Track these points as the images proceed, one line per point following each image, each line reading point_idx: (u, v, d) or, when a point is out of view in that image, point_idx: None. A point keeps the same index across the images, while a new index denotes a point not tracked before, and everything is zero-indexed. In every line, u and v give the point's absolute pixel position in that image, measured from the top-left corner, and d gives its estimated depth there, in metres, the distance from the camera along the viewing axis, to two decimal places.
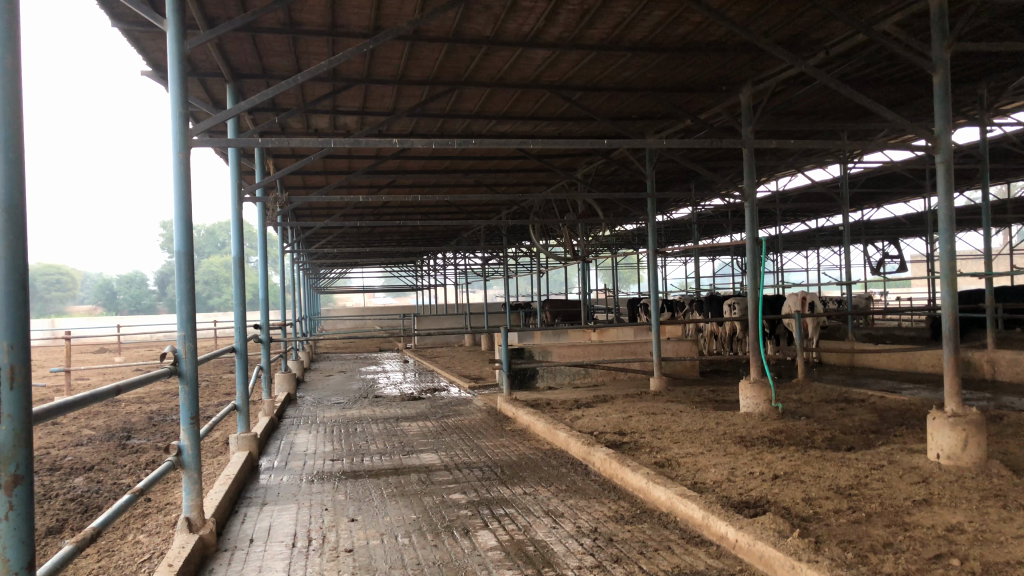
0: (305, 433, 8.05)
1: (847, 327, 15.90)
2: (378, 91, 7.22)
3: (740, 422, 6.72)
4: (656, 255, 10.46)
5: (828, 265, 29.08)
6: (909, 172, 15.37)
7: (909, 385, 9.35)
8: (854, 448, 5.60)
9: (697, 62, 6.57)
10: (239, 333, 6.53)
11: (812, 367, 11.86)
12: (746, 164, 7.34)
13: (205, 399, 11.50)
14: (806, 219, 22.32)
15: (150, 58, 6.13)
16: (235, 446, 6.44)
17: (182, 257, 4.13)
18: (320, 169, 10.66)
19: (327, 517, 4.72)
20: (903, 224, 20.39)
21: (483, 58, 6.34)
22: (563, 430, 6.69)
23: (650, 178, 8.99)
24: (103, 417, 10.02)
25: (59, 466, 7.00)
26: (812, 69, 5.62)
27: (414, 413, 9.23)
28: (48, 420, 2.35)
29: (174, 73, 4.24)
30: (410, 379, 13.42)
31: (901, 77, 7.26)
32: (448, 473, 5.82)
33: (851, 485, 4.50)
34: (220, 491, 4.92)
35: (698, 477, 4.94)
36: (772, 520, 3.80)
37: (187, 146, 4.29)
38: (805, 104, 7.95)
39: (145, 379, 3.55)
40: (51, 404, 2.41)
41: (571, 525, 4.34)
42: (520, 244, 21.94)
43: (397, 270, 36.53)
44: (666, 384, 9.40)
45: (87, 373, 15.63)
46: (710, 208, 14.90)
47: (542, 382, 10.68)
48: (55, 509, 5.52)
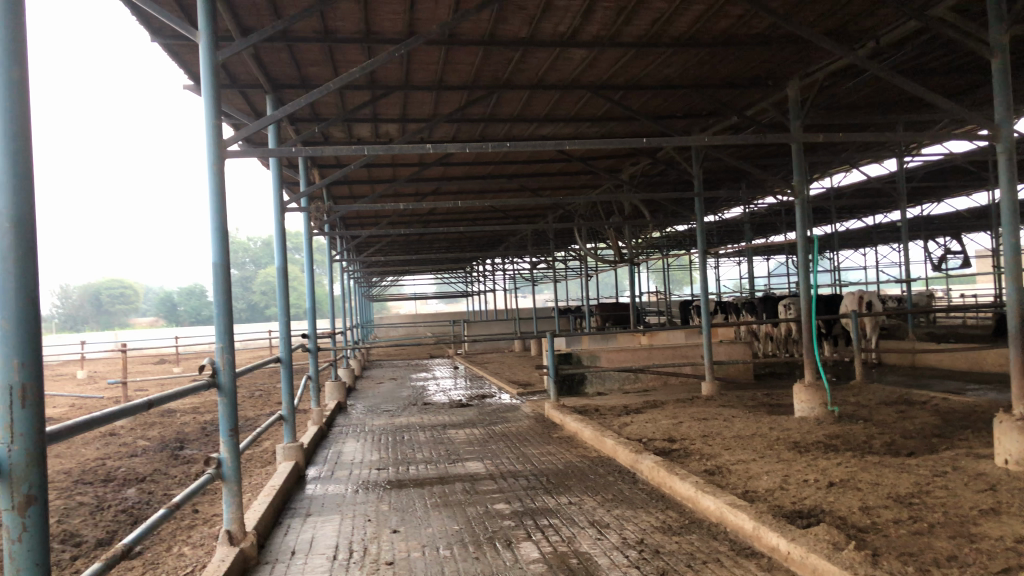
0: (353, 442, 8.05)
1: (909, 326, 15.39)
2: (417, 97, 7.20)
3: (795, 427, 6.50)
4: (706, 255, 10.15)
5: (888, 264, 28.30)
6: (970, 164, 14.82)
7: (975, 386, 8.97)
8: (915, 453, 5.36)
9: (741, 57, 6.39)
10: (284, 343, 6.54)
11: (871, 369, 11.49)
12: (795, 161, 7.11)
13: (258, 408, 11.63)
14: (863, 216, 21.73)
15: (191, 72, 6.21)
16: (282, 456, 6.45)
17: (218, 269, 4.13)
18: (366, 177, 10.71)
19: (369, 528, 4.67)
20: (965, 219, 19.71)
21: (520, 60, 6.26)
22: (611, 436, 6.56)
23: (697, 178, 8.80)
24: (158, 427, 10.21)
25: (113, 477, 7.12)
26: (861, 59, 5.40)
27: (462, 420, 9.16)
28: (68, 437, 2.33)
29: (207, 84, 4.25)
30: (459, 386, 13.38)
31: (958, 63, 6.96)
32: (493, 482, 5.73)
33: (912, 493, 4.28)
34: (264, 503, 4.91)
35: (749, 486, 4.76)
36: (826, 530, 3.63)
37: (221, 156, 4.30)
38: (857, 97, 7.69)
39: (182, 392, 3.54)
40: (71, 421, 2.38)
41: (617, 536, 4.21)
42: (568, 249, 21.83)
43: (447, 277, 36.67)
44: (717, 388, 9.19)
45: (147, 384, 16.00)
46: (761, 207, 14.59)
47: (591, 388, 10.56)
48: (106, 520, 5.59)
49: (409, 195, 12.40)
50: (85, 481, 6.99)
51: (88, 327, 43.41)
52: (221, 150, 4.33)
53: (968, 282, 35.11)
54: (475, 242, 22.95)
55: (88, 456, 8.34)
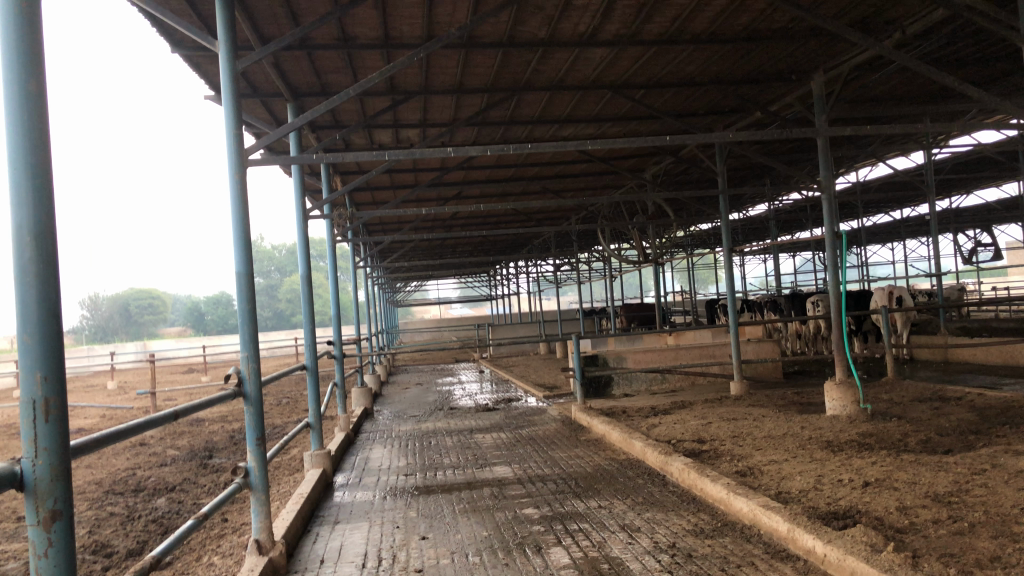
0: (380, 448, 8.04)
1: (940, 321, 15.15)
2: (437, 102, 7.18)
3: (827, 426, 6.38)
4: (732, 253, 10.04)
5: (917, 257, 27.89)
6: (999, 155, 14.55)
7: (1010, 381, 8.78)
8: (952, 451, 5.23)
9: (764, 52, 6.30)
10: (309, 351, 6.54)
11: (903, 365, 11.31)
12: (821, 156, 6.99)
13: (285, 416, 11.67)
14: (890, 210, 21.43)
15: (212, 83, 6.23)
16: (309, 464, 6.44)
17: (242, 278, 4.11)
18: (388, 182, 10.71)
19: (398, 536, 4.64)
20: (995, 210, 19.35)
21: (540, 61, 6.22)
22: (639, 439, 6.49)
23: (722, 176, 8.69)
24: (187, 436, 10.27)
25: (143, 487, 7.16)
26: (888, 49, 5.30)
27: (488, 424, 9.12)
28: (96, 450, 2.31)
29: (228, 94, 4.24)
30: (485, 390, 13.34)
31: (987, 52, 6.83)
32: (521, 486, 5.68)
33: (951, 492, 4.17)
34: (292, 511, 4.90)
35: (783, 486, 4.67)
36: (863, 532, 3.54)
37: (243, 166, 4.29)
38: (883, 89, 7.56)
39: (209, 401, 3.53)
40: (99, 434, 2.37)
41: (648, 540, 4.15)
42: (591, 250, 21.74)
43: (471, 281, 36.71)
44: (746, 388, 9.09)
45: (176, 394, 16.14)
46: (786, 204, 14.44)
47: (618, 389, 10.47)
48: (137, 531, 5.62)
49: (431, 199, 12.39)
50: (116, 492, 7.04)
51: (117, 338, 43.97)
52: (243, 159, 4.31)
53: (999, 275, 34.50)
54: (499, 245, 22.94)
55: (119, 466, 8.40)
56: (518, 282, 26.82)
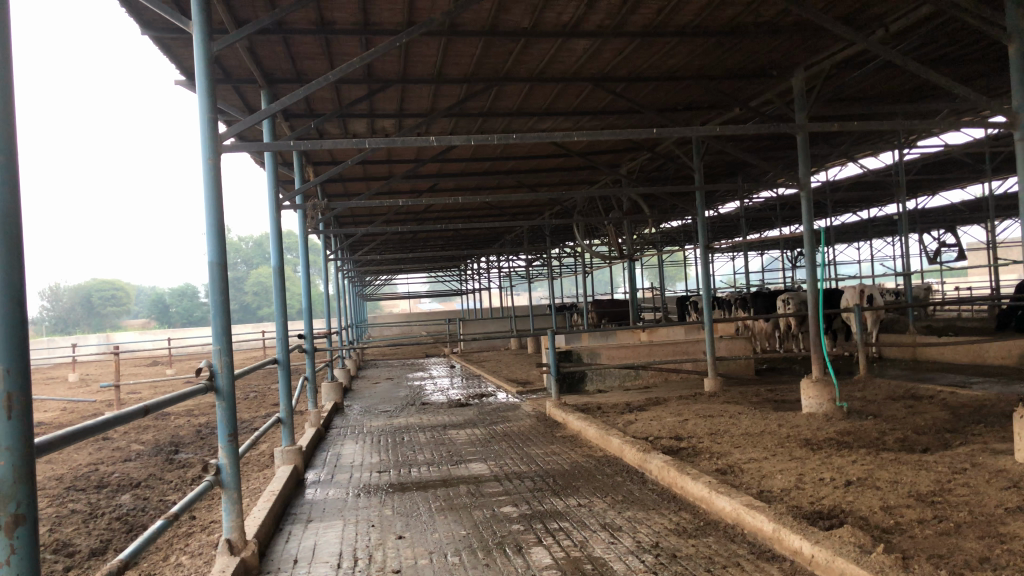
0: (352, 444, 7.89)
1: (907, 320, 15.32)
2: (415, 90, 7.04)
3: (804, 424, 6.38)
4: (707, 250, 10.01)
5: (882, 257, 28.27)
6: (967, 156, 14.73)
7: (978, 379, 8.85)
8: (929, 449, 5.24)
9: (747, 46, 6.26)
10: (281, 344, 6.37)
11: (872, 363, 11.40)
12: (801, 154, 6.96)
13: (253, 410, 11.45)
14: (858, 210, 21.65)
15: (183, 67, 6.04)
16: (280, 460, 6.28)
17: (215, 268, 3.95)
18: (361, 173, 10.54)
19: (373, 535, 4.52)
20: (960, 211, 19.64)
21: (521, 52, 6.12)
22: (616, 435, 6.42)
23: (699, 173, 8.65)
24: (152, 431, 10.02)
25: (106, 483, 6.96)
26: (873, 44, 5.28)
27: (461, 420, 9.01)
28: (57, 449, 2.17)
29: (201, 77, 4.07)
30: (456, 386, 13.23)
31: (966, 51, 6.86)
32: (498, 484, 5.59)
33: (934, 492, 4.15)
34: (264, 509, 4.75)
35: (764, 485, 4.63)
36: (851, 533, 3.50)
37: (217, 152, 4.12)
38: (861, 86, 7.58)
39: (180, 396, 3.38)
40: (60, 433, 2.23)
41: (631, 540, 4.07)
42: (563, 245, 21.72)
43: (441, 276, 36.49)
44: (720, 385, 9.09)
45: (140, 387, 15.79)
46: (758, 201, 14.50)
47: (591, 385, 10.41)
48: (100, 529, 5.43)
49: (404, 191, 12.22)
50: (78, 488, 6.82)
51: (78, 330, 43.17)
52: (217, 144, 4.15)
53: (959, 276, 35.09)
54: (471, 239, 22.79)
55: (81, 461, 8.17)
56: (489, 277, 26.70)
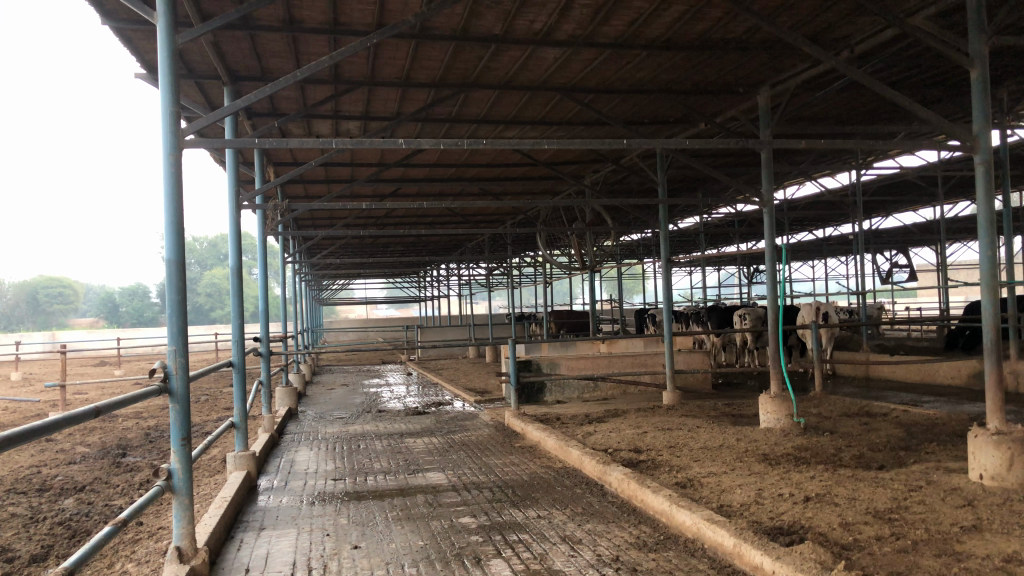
0: (306, 450, 7.74)
1: (860, 338, 15.59)
2: (382, 93, 6.96)
3: (762, 438, 6.41)
4: (668, 264, 10.05)
5: (836, 276, 28.78)
6: (921, 179, 15.06)
7: (930, 398, 8.99)
8: (885, 466, 5.30)
9: (716, 62, 6.31)
10: (237, 346, 6.22)
11: (826, 381, 11.55)
12: (764, 170, 7.02)
13: (204, 414, 11.19)
14: (815, 228, 22.02)
15: (144, 59, 5.88)
16: (232, 466, 6.12)
17: (173, 266, 3.83)
18: (323, 175, 10.39)
19: (328, 544, 4.42)
20: (913, 232, 20.09)
21: (492, 58, 6.09)
22: (575, 447, 6.40)
23: (663, 186, 8.69)
24: (98, 433, 9.73)
25: (48, 486, 6.71)
26: (839, 64, 5.36)
27: (419, 428, 8.91)
28: None
29: (164, 70, 3.93)
30: (413, 393, 13.11)
31: (926, 75, 7.00)
32: (456, 494, 5.51)
33: (891, 509, 4.19)
34: (215, 516, 4.62)
35: (724, 499, 4.63)
36: (812, 549, 3.50)
37: (178, 147, 3.99)
38: (825, 106, 7.69)
39: (131, 398, 3.25)
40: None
41: (591, 553, 4.03)
42: (524, 254, 21.74)
43: (399, 282, 36.21)
44: (678, 398, 9.13)
45: (87, 387, 15.36)
46: (717, 217, 14.65)
47: (550, 396, 10.38)
48: (42, 533, 5.23)
49: (367, 195, 12.11)
50: (18, 491, 6.57)
51: (23, 327, 42.01)
52: (179, 139, 4.03)
53: (909, 296, 35.86)
54: (431, 246, 22.66)
55: (23, 463, 7.89)
56: (448, 285, 26.59)
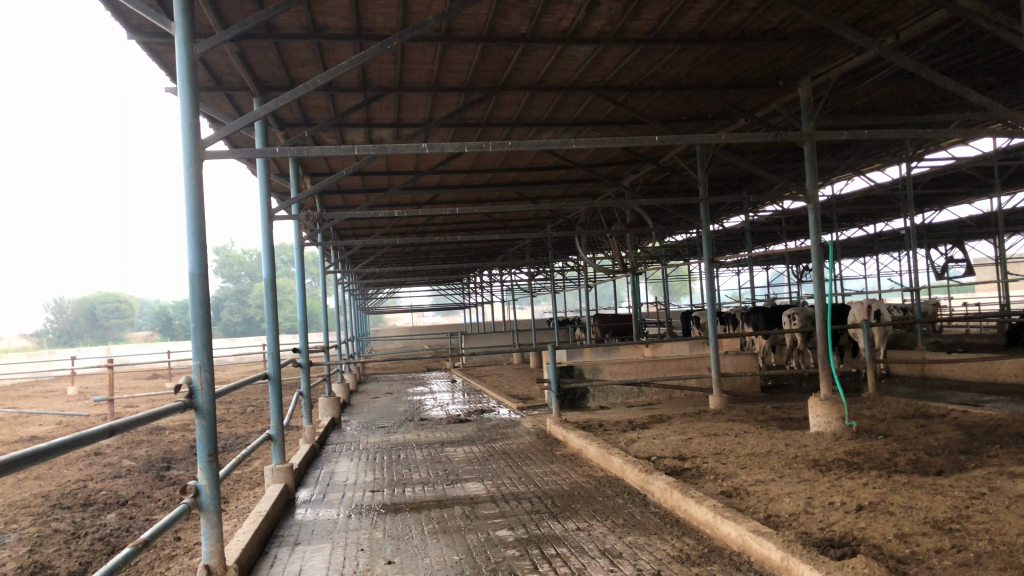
0: (347, 461, 7.69)
1: (915, 336, 15.10)
2: (412, 99, 6.89)
3: (812, 443, 6.17)
4: (712, 265, 9.78)
5: (888, 273, 28.04)
6: (975, 170, 14.53)
7: (991, 398, 8.58)
8: (944, 472, 5.03)
9: (752, 55, 6.11)
10: (272, 358, 6.18)
11: (881, 381, 11.18)
12: (807, 164, 6.76)
13: (249, 426, 11.22)
14: (864, 224, 21.47)
15: (174, 72, 5.90)
16: (270, 479, 6.08)
17: (196, 280, 3.78)
18: (360, 184, 10.40)
19: (362, 559, 4.32)
20: (967, 226, 19.43)
21: (520, 59, 5.97)
22: (617, 455, 6.22)
23: (703, 184, 8.46)
24: (145, 446, 9.81)
25: (92, 501, 6.75)
26: (884, 50, 5.12)
27: (460, 436, 8.80)
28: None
29: (183, 80, 3.89)
30: (457, 400, 13.03)
31: (978, 59, 6.69)
32: (495, 505, 5.38)
33: (951, 519, 3.94)
34: (249, 531, 4.56)
35: (771, 509, 4.41)
36: (864, 563, 3.30)
37: (199, 157, 3.94)
38: (870, 97, 7.42)
39: (152, 415, 3.19)
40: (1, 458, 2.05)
41: (631, 567, 3.87)
42: (567, 259, 21.56)
43: (443, 289, 36.37)
44: (725, 402, 8.88)
45: (138, 402, 15.60)
46: (763, 215, 14.32)
47: (593, 401, 10.19)
48: (82, 550, 5.23)
49: (404, 203, 12.08)
50: (64, 506, 6.63)
51: (82, 342, 43.25)
52: (200, 149, 3.98)
53: (965, 292, 34.76)
54: (474, 253, 22.62)
55: (70, 477, 7.98)
56: (491, 291, 26.51)
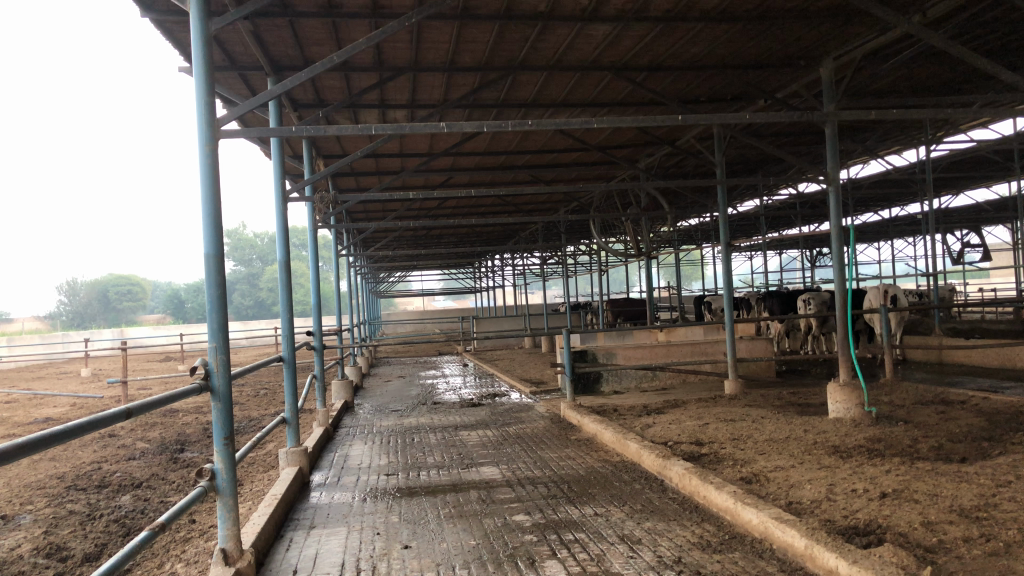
0: (360, 444, 7.65)
1: (931, 322, 14.96)
2: (427, 80, 6.81)
3: (831, 429, 6.09)
4: (728, 249, 9.66)
5: (902, 258, 27.82)
6: (994, 153, 14.34)
7: (1010, 385, 8.47)
8: (967, 459, 4.96)
9: (774, 34, 5.99)
10: (286, 341, 6.13)
11: (897, 367, 11.08)
12: (828, 147, 6.65)
13: (261, 409, 11.21)
14: (880, 209, 21.26)
15: (187, 51, 5.83)
16: (284, 462, 6.05)
17: (212, 261, 3.72)
18: (373, 166, 10.31)
19: (378, 543, 4.28)
20: (984, 211, 19.24)
21: (538, 38, 5.88)
22: (633, 440, 6.16)
23: (721, 167, 8.35)
24: (159, 429, 9.82)
25: (107, 483, 6.75)
26: (912, 26, 5.00)
27: (474, 420, 8.76)
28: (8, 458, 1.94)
29: (198, 59, 3.82)
30: (468, 384, 12.99)
31: (1005, 38, 6.55)
32: (510, 490, 5.34)
33: (978, 507, 3.87)
34: (265, 514, 4.53)
35: (792, 496, 4.35)
36: (892, 551, 3.23)
37: (214, 137, 3.87)
38: (893, 77, 7.28)
39: (168, 397, 3.14)
40: (17, 442, 2.00)
41: (651, 554, 3.81)
42: (579, 243, 21.46)
43: (455, 272, 36.39)
44: (740, 387, 8.81)
45: (151, 384, 15.66)
46: (778, 199, 14.17)
47: (607, 386, 10.13)
48: (98, 531, 5.22)
49: (417, 184, 12.00)
50: (78, 488, 6.62)
51: (94, 324, 43.47)
52: (215, 130, 3.91)
53: (979, 278, 34.51)
54: (486, 236, 22.55)
55: (85, 459, 7.98)
56: (503, 275, 26.44)
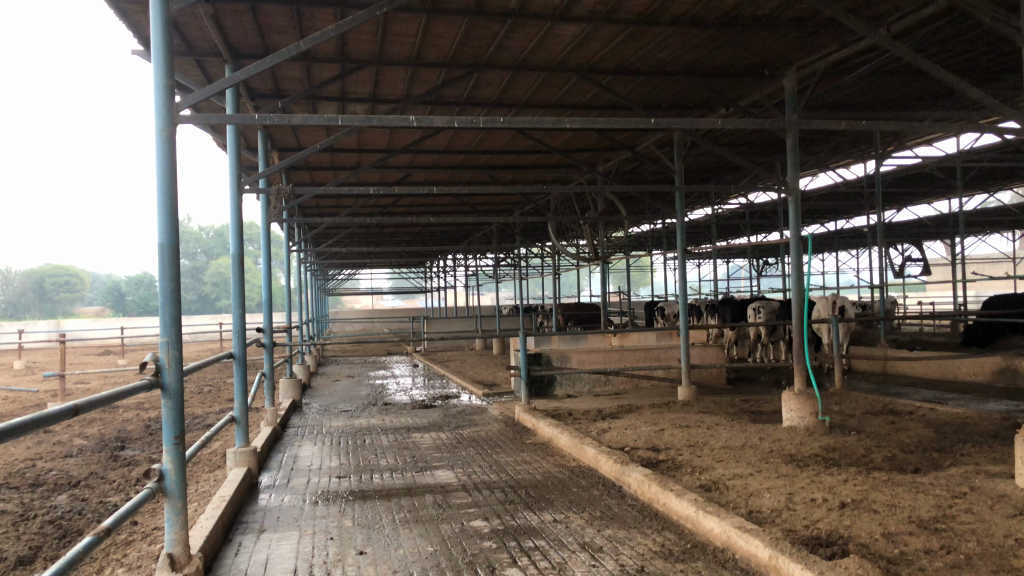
0: (310, 445, 7.46)
1: (874, 334, 15.30)
2: (390, 74, 6.69)
3: (786, 438, 6.12)
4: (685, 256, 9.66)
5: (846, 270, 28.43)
6: (939, 169, 14.75)
7: (953, 397, 8.66)
8: (920, 469, 5.02)
9: (743, 42, 6.01)
10: (237, 338, 5.93)
11: (844, 376, 11.27)
12: (788, 156, 6.70)
13: (205, 406, 10.89)
14: (827, 221, 21.70)
15: (142, 34, 5.61)
16: (232, 462, 5.86)
17: (166, 252, 3.53)
18: (329, 159, 10.12)
19: (332, 549, 4.15)
20: (925, 227, 19.80)
21: (506, 36, 5.81)
22: (590, 445, 6.10)
23: (680, 173, 8.37)
24: (97, 425, 9.46)
25: (42, 482, 6.44)
26: (880, 38, 5.08)
27: (425, 422, 8.63)
28: None
29: (158, 41, 3.64)
30: (419, 385, 12.84)
31: (960, 55, 6.72)
32: (467, 494, 5.24)
33: (936, 518, 3.90)
34: (213, 517, 4.36)
35: (752, 505, 4.34)
36: (856, 564, 3.22)
37: (172, 122, 3.70)
38: (852, 91, 7.40)
39: (117, 394, 2.96)
40: None
41: (613, 563, 3.75)
42: (532, 245, 21.44)
43: (405, 271, 36.03)
44: (693, 394, 8.82)
45: (89, 378, 15.13)
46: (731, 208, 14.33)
47: (560, 390, 10.08)
48: (31, 533, 4.96)
49: (373, 179, 11.83)
50: (10, 486, 6.31)
51: (29, 315, 41.99)
52: (173, 115, 3.73)
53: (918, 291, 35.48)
54: (439, 235, 22.39)
55: (18, 456, 7.63)
56: (454, 276, 26.30)
